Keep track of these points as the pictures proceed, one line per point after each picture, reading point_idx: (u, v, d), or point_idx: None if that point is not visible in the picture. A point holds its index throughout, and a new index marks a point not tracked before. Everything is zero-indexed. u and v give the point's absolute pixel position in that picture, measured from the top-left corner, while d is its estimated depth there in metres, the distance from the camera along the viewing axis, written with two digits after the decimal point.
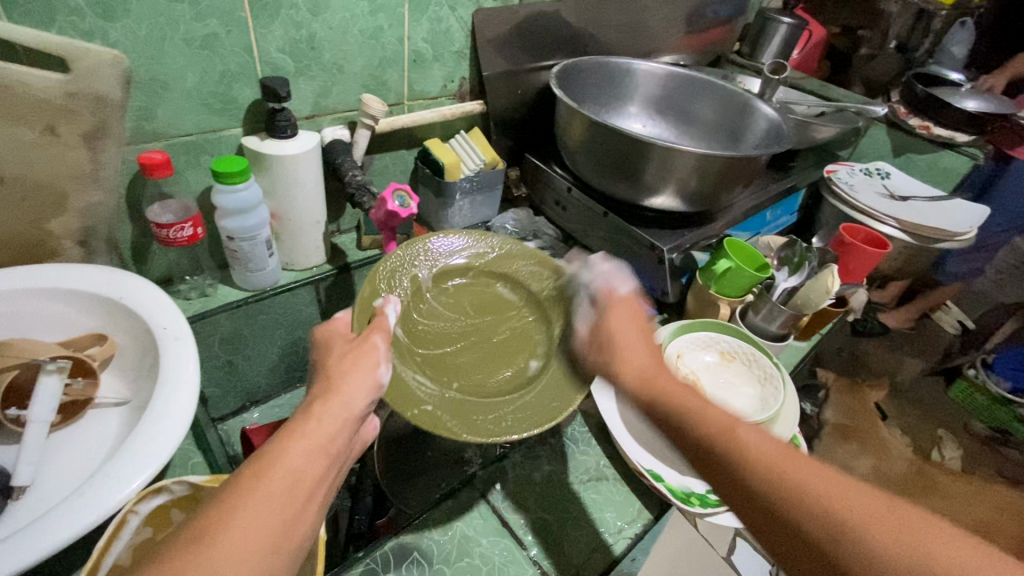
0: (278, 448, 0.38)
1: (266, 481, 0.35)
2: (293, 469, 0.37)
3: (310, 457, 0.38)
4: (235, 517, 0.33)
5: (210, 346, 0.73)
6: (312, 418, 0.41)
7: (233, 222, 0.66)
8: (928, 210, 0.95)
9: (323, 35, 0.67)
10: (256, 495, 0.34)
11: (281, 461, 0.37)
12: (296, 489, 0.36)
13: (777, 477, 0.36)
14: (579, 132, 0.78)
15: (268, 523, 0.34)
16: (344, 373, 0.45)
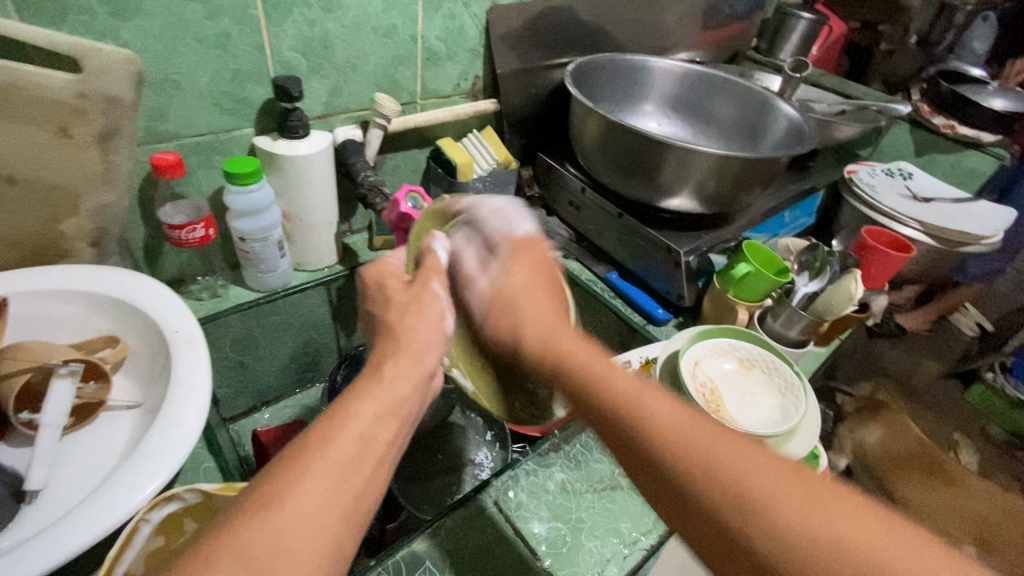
0: (346, 411, 0.37)
1: (337, 445, 0.34)
2: (364, 431, 0.36)
3: (379, 418, 0.38)
4: (301, 483, 0.32)
5: (222, 347, 0.72)
6: (386, 377, 0.41)
7: (245, 223, 0.65)
8: (952, 213, 0.93)
9: (336, 33, 0.66)
10: (328, 458, 0.34)
11: (353, 425, 0.36)
12: (365, 452, 0.35)
13: (633, 410, 0.37)
14: (594, 130, 0.77)
15: (337, 492, 0.33)
16: (410, 320, 0.45)
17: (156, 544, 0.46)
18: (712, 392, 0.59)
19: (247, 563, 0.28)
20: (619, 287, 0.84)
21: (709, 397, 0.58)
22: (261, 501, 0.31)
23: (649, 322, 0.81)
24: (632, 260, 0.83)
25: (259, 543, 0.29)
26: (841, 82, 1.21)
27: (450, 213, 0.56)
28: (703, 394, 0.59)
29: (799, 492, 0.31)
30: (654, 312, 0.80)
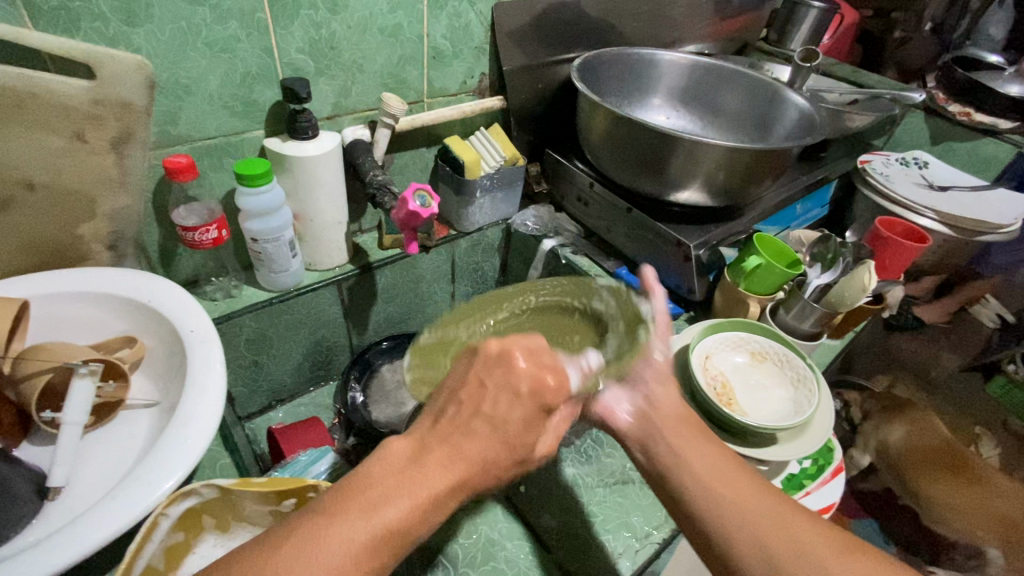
0: (370, 496, 0.35)
1: (343, 534, 0.33)
2: (377, 528, 0.34)
3: (402, 514, 0.35)
4: (287, 571, 0.32)
5: (236, 347, 0.74)
6: (436, 465, 0.37)
7: (257, 223, 0.66)
8: (970, 202, 0.91)
9: (343, 35, 0.67)
10: (329, 548, 0.33)
11: (369, 522, 0.34)
12: (372, 553, 0.34)
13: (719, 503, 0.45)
14: (601, 125, 0.77)
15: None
16: (497, 420, 0.39)
17: (177, 539, 0.48)
18: (723, 385, 0.59)
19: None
20: (629, 282, 0.84)
21: (720, 390, 0.58)
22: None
23: None
24: (642, 254, 0.83)
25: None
26: (853, 70, 1.19)
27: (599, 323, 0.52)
28: (714, 387, 0.58)
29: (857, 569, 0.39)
30: None
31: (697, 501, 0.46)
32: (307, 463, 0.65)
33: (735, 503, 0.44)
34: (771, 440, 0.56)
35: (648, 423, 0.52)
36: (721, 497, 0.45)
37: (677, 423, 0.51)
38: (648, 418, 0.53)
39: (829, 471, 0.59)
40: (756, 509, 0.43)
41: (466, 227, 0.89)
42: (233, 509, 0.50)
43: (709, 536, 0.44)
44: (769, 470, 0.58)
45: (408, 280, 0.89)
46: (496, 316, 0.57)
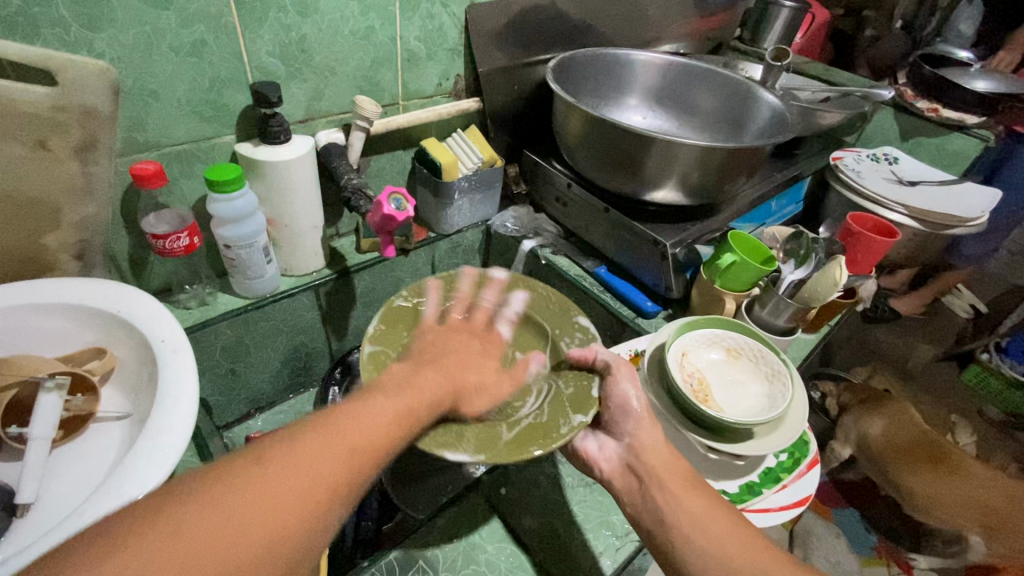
0: (390, 381, 0.45)
1: (331, 432, 0.37)
2: (360, 429, 0.38)
3: (379, 420, 0.40)
4: (282, 459, 0.34)
5: (212, 355, 0.72)
6: (406, 388, 0.44)
7: (230, 230, 0.65)
8: (938, 196, 0.93)
9: (314, 38, 0.66)
10: (320, 440, 0.36)
11: (389, 399, 0.42)
12: (351, 457, 0.36)
13: (706, 548, 0.44)
14: (577, 125, 0.77)
15: (358, 430, 0.38)
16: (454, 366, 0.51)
17: None
18: (699, 382, 0.60)
19: (293, 462, 0.34)
20: (608, 281, 0.84)
21: (696, 387, 0.59)
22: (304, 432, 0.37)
23: (638, 314, 0.81)
24: (620, 253, 0.83)
25: (285, 464, 0.34)
26: (825, 68, 1.21)
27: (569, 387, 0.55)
28: (691, 384, 0.59)
29: None
30: (642, 305, 0.80)
31: (683, 550, 0.45)
32: None
33: (722, 552, 0.43)
34: (746, 435, 0.57)
35: (634, 471, 0.51)
36: (700, 537, 0.44)
37: (666, 472, 0.49)
38: (636, 458, 0.51)
39: (805, 464, 0.59)
40: (740, 557, 0.43)
41: (445, 229, 0.89)
42: None
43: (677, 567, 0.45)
44: (745, 465, 0.59)
45: (387, 284, 0.88)
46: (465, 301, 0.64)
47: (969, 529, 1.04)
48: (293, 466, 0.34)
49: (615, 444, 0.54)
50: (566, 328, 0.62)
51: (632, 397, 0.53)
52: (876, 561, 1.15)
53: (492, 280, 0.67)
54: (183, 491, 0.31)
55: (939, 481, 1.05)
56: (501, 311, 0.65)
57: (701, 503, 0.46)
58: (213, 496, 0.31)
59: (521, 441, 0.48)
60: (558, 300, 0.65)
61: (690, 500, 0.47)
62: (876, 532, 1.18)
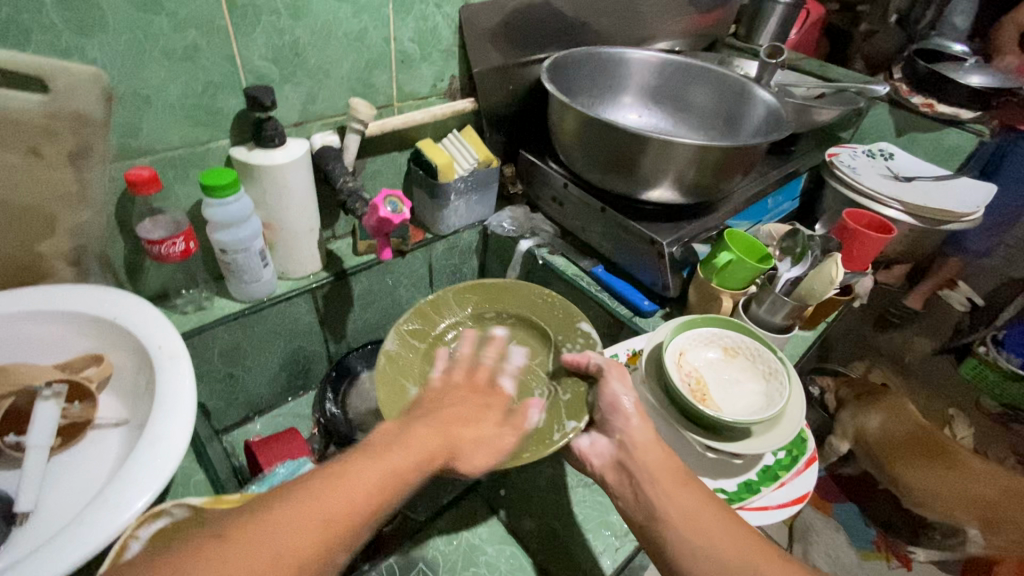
0: (384, 440, 0.42)
1: (313, 506, 0.35)
2: (345, 500, 0.36)
3: (367, 486, 0.37)
4: (258, 538, 0.33)
5: (210, 360, 0.72)
6: (400, 444, 0.41)
7: (225, 234, 0.65)
8: (933, 191, 0.93)
9: (307, 40, 0.66)
10: (299, 516, 0.34)
11: (380, 460, 0.39)
12: (331, 529, 0.35)
13: (695, 543, 0.44)
14: (572, 125, 0.77)
15: (334, 504, 0.36)
16: (453, 411, 0.47)
17: None
18: (697, 381, 0.60)
19: (252, 539, 0.32)
20: (605, 280, 0.84)
21: (694, 386, 0.59)
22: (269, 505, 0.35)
23: (636, 314, 0.81)
24: (618, 253, 0.83)
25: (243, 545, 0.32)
26: (820, 64, 1.21)
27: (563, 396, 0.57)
28: (689, 383, 0.59)
29: None
30: (640, 304, 0.80)
31: (672, 545, 0.45)
32: (286, 474, 0.63)
33: (710, 546, 0.44)
34: (744, 433, 0.57)
35: (622, 465, 0.51)
36: (690, 531, 0.45)
37: (658, 469, 0.49)
38: (624, 454, 0.50)
39: (803, 461, 0.59)
40: (729, 552, 0.43)
41: (442, 230, 0.89)
42: None
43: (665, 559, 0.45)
44: (743, 463, 0.59)
45: (384, 286, 0.88)
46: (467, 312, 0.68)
47: (967, 522, 1.03)
48: (252, 545, 0.32)
49: (607, 440, 0.53)
50: (568, 336, 0.64)
51: (618, 398, 0.53)
52: (875, 555, 1.17)
53: (503, 288, 0.70)
54: (139, 566, 0.30)
55: (935, 474, 1.05)
56: (513, 317, 0.68)
57: (694, 501, 0.46)
58: (169, 573, 0.30)
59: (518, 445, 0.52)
60: (561, 306, 0.67)
61: (683, 496, 0.47)
62: (875, 525, 1.21)
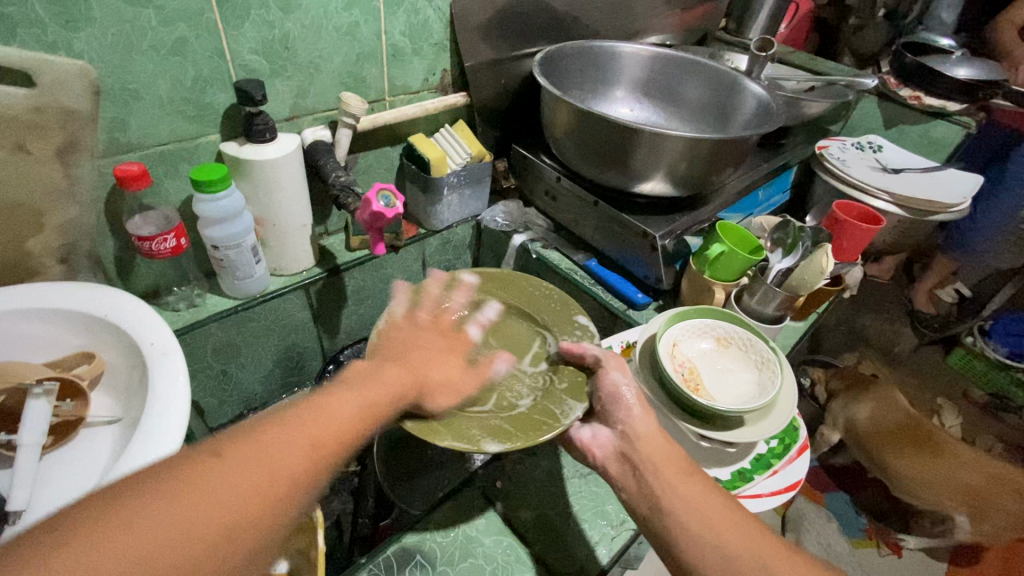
0: (356, 380, 0.44)
1: (297, 422, 0.36)
2: (330, 419, 0.38)
3: (349, 411, 0.39)
4: (245, 448, 0.33)
5: (203, 357, 0.72)
6: (375, 383, 0.44)
7: (216, 230, 0.65)
8: (922, 183, 0.94)
9: (297, 34, 0.65)
10: (284, 431, 0.35)
11: (357, 395, 0.41)
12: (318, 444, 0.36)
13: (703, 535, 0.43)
14: (565, 119, 0.77)
15: (327, 424, 0.37)
16: (417, 357, 0.51)
17: None
18: (690, 371, 0.60)
19: (255, 450, 0.33)
20: (598, 273, 0.85)
21: (687, 376, 0.59)
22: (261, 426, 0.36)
23: (629, 306, 0.81)
24: (612, 246, 0.84)
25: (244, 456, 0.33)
26: (810, 57, 1.22)
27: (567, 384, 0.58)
28: (682, 373, 0.60)
29: None
30: (633, 297, 0.80)
31: (678, 534, 0.44)
32: None
33: (720, 538, 0.43)
34: (737, 422, 0.58)
35: (626, 454, 0.50)
36: (698, 523, 0.44)
37: (663, 460, 0.48)
38: (629, 444, 0.50)
39: (795, 449, 0.60)
40: (737, 543, 0.43)
41: (435, 225, 0.89)
42: None
43: (671, 552, 0.44)
44: (736, 452, 0.60)
45: (377, 281, 0.88)
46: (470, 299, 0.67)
47: (955, 510, 1.07)
48: (254, 455, 0.33)
49: (608, 430, 0.53)
50: (565, 327, 0.65)
51: (621, 390, 0.53)
52: (866, 543, 1.19)
53: (501, 280, 0.71)
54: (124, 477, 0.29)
55: (922, 463, 1.08)
56: (514, 306, 0.68)
57: (700, 492, 0.46)
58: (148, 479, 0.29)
59: (518, 428, 0.51)
60: (560, 299, 0.68)
61: (689, 489, 0.46)
62: (866, 514, 1.21)
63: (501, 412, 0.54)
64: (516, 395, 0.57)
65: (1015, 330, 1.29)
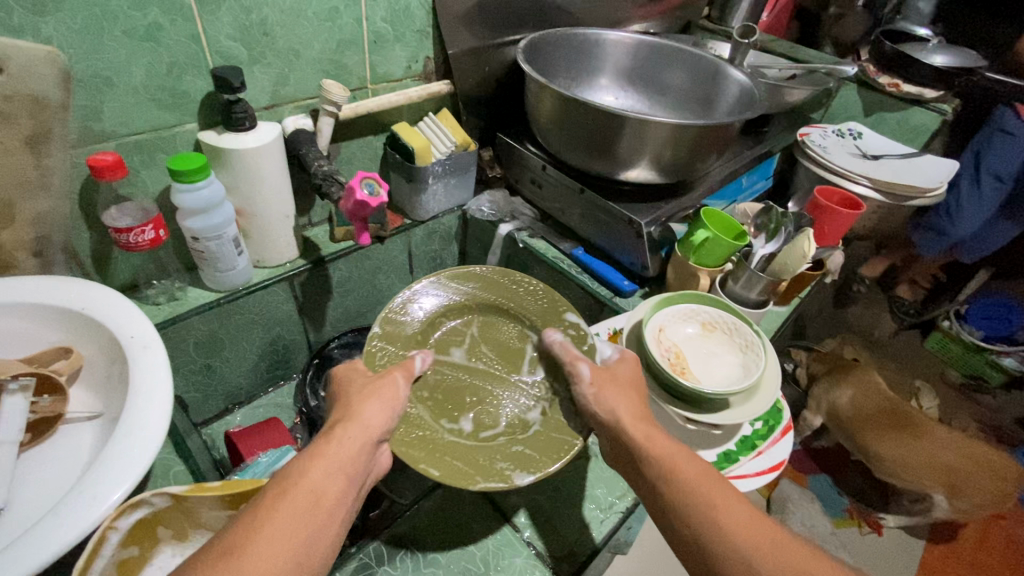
0: (319, 443, 0.46)
1: (290, 497, 0.41)
2: (314, 489, 0.42)
3: (330, 475, 0.44)
4: (254, 547, 0.37)
5: (185, 351, 0.71)
6: (336, 440, 0.46)
7: (197, 221, 0.64)
8: (899, 169, 0.95)
9: (275, 20, 0.64)
10: (280, 515, 0.40)
11: (325, 456, 0.45)
12: (311, 516, 0.41)
13: (686, 498, 0.45)
14: (549, 108, 0.77)
15: (315, 509, 0.41)
16: (364, 400, 0.50)
17: (131, 553, 0.45)
18: (677, 355, 0.61)
19: (260, 557, 0.37)
20: (585, 261, 0.85)
21: (674, 360, 0.60)
22: (245, 537, 0.38)
23: (616, 294, 0.82)
24: (599, 235, 0.84)
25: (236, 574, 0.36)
26: (792, 45, 1.23)
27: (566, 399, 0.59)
28: (668, 358, 0.60)
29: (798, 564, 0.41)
30: (620, 284, 0.81)
31: (663, 495, 0.46)
32: (269, 463, 0.62)
33: (701, 504, 0.44)
34: (723, 404, 0.59)
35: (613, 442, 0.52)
36: (682, 485, 0.46)
37: (650, 434, 0.50)
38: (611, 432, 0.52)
39: (779, 430, 0.62)
40: (719, 506, 0.44)
41: (421, 215, 0.88)
42: (191, 519, 0.48)
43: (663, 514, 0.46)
44: (722, 434, 0.61)
45: (363, 273, 0.87)
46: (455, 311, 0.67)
47: (933, 490, 1.10)
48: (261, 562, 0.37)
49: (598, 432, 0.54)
50: (557, 331, 0.65)
51: (587, 390, 0.55)
52: (848, 521, 1.22)
53: (483, 286, 0.69)
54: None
55: (902, 445, 1.10)
56: (499, 311, 0.68)
57: (685, 461, 0.47)
58: None
59: (540, 451, 0.53)
60: (545, 298, 0.68)
61: (676, 457, 0.48)
62: (848, 495, 1.25)
63: (516, 433, 0.55)
64: (524, 408, 0.58)
65: (992, 313, 1.35)
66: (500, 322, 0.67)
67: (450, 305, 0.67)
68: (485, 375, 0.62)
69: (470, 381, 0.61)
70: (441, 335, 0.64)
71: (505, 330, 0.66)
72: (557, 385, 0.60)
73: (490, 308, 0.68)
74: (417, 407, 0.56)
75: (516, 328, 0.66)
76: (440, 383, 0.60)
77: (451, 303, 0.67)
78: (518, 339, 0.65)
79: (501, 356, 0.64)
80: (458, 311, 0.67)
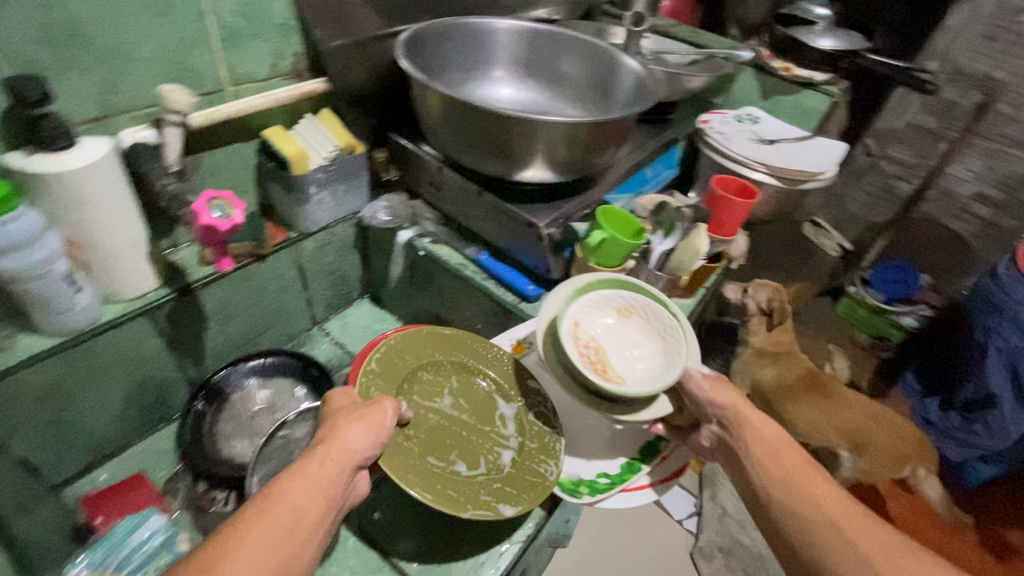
0: (301, 462, 0.43)
1: (271, 518, 0.39)
2: (293, 511, 0.40)
3: (309, 497, 0.41)
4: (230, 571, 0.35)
5: (22, 410, 0.61)
6: (315, 457, 0.43)
7: (10, 261, 0.53)
8: (793, 152, 0.98)
9: (87, 16, 0.54)
10: (257, 538, 0.37)
11: (304, 478, 0.42)
12: (287, 540, 0.38)
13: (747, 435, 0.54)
14: (435, 106, 0.71)
15: (289, 537, 0.39)
16: (349, 420, 0.46)
17: None
18: (596, 351, 0.58)
19: None
20: (489, 266, 0.80)
21: (594, 358, 0.56)
22: (220, 555, 0.36)
23: (522, 299, 0.78)
24: (500, 238, 0.80)
25: None
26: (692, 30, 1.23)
27: (535, 446, 0.59)
28: (588, 355, 0.57)
29: (835, 499, 0.48)
30: (525, 289, 0.77)
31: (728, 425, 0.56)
32: (126, 532, 0.56)
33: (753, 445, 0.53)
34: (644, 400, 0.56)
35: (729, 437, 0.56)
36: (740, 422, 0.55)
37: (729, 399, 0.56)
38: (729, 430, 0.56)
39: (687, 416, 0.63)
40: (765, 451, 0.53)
41: (307, 227, 0.81)
42: None
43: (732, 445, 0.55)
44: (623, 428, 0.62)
45: (245, 298, 0.79)
46: (434, 355, 0.64)
47: (841, 447, 1.15)
48: None
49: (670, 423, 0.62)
50: (521, 391, 0.63)
51: (703, 392, 0.56)
52: None
53: (461, 341, 0.66)
54: None
55: (818, 406, 1.14)
56: (472, 363, 0.65)
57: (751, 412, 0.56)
58: None
59: (516, 492, 0.55)
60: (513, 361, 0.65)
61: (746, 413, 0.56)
62: None
63: (494, 475, 0.56)
64: (499, 453, 0.59)
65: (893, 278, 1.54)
66: (477, 370, 0.64)
67: (430, 350, 0.64)
68: (460, 426, 0.60)
69: (448, 431, 0.59)
70: (416, 381, 0.61)
71: (477, 384, 0.64)
72: (530, 428, 0.60)
73: (464, 355, 0.65)
74: (404, 442, 0.56)
75: (492, 380, 0.64)
76: (420, 425, 0.58)
77: (430, 350, 0.64)
78: (492, 392, 0.63)
79: (473, 411, 0.61)
80: (437, 363, 0.64)
